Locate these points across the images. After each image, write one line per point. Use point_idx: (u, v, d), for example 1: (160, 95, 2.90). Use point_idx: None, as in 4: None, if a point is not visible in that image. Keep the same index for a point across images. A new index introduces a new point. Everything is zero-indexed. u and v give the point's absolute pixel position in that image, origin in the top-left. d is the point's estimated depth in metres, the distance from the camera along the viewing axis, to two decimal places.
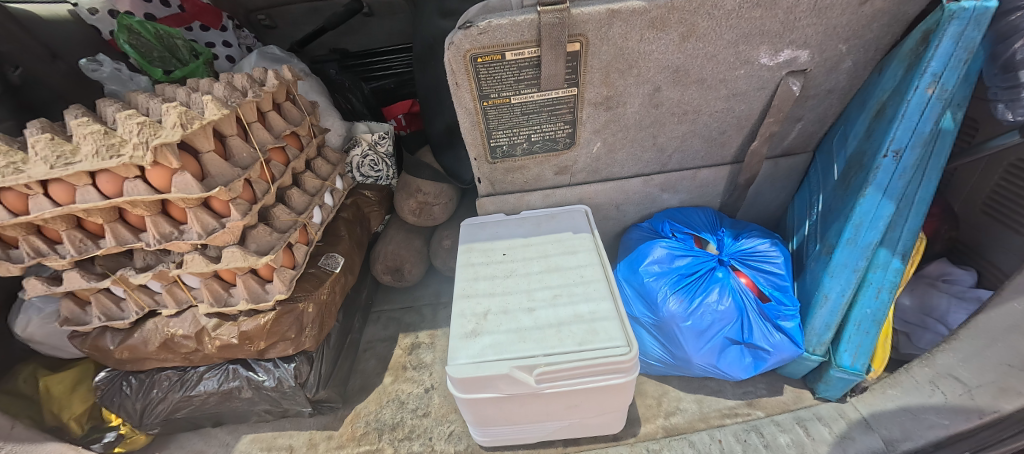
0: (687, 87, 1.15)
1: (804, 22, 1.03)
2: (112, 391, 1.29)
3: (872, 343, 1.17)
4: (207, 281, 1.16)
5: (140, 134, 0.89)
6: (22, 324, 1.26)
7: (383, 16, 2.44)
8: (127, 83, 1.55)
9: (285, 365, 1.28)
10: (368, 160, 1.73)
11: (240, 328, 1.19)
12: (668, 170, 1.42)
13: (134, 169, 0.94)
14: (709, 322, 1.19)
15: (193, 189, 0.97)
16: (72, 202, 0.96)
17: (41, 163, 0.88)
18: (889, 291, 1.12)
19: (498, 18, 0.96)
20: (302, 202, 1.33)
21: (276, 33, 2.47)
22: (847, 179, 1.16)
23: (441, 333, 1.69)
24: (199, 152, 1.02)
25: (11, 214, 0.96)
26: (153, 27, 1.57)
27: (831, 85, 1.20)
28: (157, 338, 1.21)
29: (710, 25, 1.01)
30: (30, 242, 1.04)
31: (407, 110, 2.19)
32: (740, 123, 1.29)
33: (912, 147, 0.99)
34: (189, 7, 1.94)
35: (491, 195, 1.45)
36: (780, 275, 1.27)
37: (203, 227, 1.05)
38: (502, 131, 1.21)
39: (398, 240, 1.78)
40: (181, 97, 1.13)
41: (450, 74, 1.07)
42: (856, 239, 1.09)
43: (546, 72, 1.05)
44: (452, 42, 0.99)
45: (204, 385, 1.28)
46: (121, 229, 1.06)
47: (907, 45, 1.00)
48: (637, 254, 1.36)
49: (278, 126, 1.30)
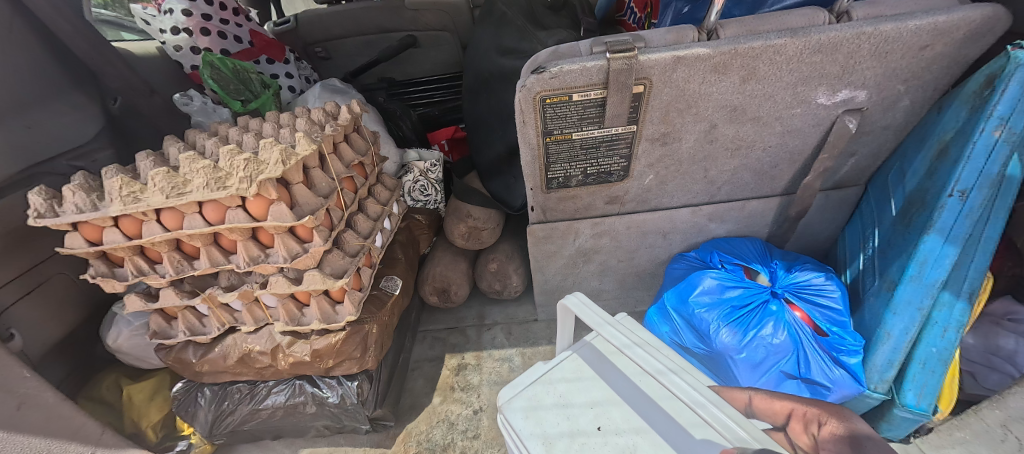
0: (743, 124, 1.19)
1: (864, 65, 1.05)
2: (188, 401, 1.37)
3: (939, 382, 1.14)
4: (284, 302, 1.24)
5: (246, 170, 1.00)
6: (113, 336, 1.34)
7: (429, 48, 2.61)
8: (211, 114, 1.70)
9: (348, 383, 1.34)
10: (419, 185, 1.85)
11: (312, 346, 1.26)
12: (716, 201, 1.45)
13: (237, 200, 1.04)
14: (764, 355, 1.21)
15: (286, 218, 1.06)
16: (179, 227, 1.06)
17: (158, 193, 1.00)
18: (956, 330, 1.11)
19: (569, 64, 1.02)
20: (367, 226, 1.40)
21: (329, 64, 2.67)
22: (907, 217, 1.16)
23: (487, 355, 1.73)
24: (290, 184, 1.12)
25: (125, 237, 1.07)
26: (232, 63, 1.79)
27: (887, 122, 1.21)
28: (235, 353, 1.29)
29: (771, 69, 1.04)
30: (135, 261, 1.15)
31: (450, 136, 2.35)
32: (792, 157, 1.31)
33: (980, 187, 0.99)
34: (257, 42, 2.16)
35: (541, 222, 1.50)
36: (838, 310, 1.27)
37: (288, 251, 1.14)
38: (560, 164, 1.27)
39: (446, 263, 1.84)
40: (269, 131, 1.25)
41: (518, 113, 1.13)
42: (920, 276, 1.09)
43: (610, 112, 1.11)
44: (524, 85, 1.06)
45: (272, 399, 1.35)
46: (214, 251, 1.15)
47: (970, 88, 1.02)
48: (686, 283, 1.38)
49: (349, 157, 1.40)
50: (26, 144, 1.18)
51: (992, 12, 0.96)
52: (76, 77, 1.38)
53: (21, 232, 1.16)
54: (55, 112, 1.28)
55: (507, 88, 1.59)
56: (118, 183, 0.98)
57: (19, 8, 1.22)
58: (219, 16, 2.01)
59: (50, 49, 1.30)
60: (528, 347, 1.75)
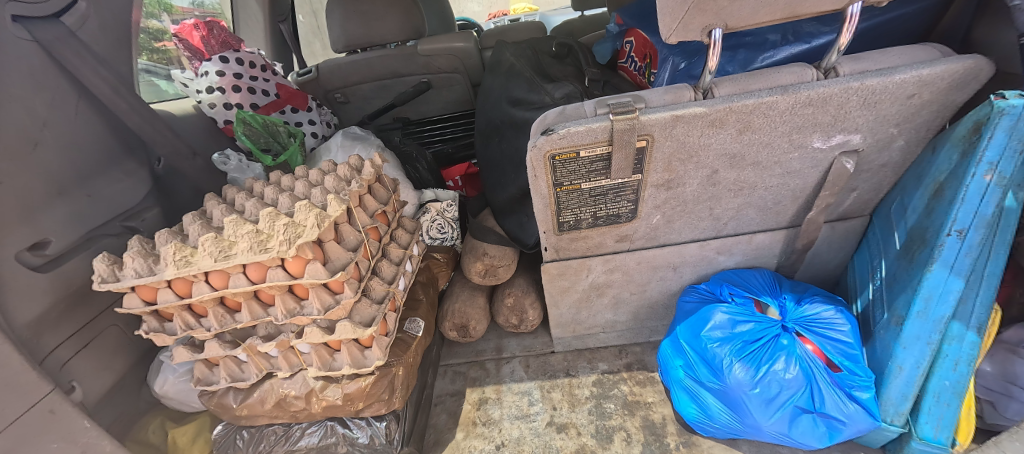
0: (743, 169, 1.26)
1: (856, 114, 1.11)
2: (228, 444, 1.45)
3: (954, 415, 1.18)
4: (317, 348, 1.33)
5: (286, 233, 1.11)
6: (160, 382, 1.44)
7: (441, 88, 2.76)
8: (246, 170, 1.88)
9: (377, 423, 1.41)
10: (437, 224, 1.99)
11: (343, 390, 1.35)
12: (723, 235, 1.50)
13: (277, 260, 1.15)
14: (778, 390, 1.25)
15: (321, 274, 1.16)
16: (225, 286, 1.17)
17: (206, 257, 1.10)
18: (967, 363, 1.14)
19: (575, 126, 1.11)
20: (391, 271, 1.49)
21: (347, 106, 2.84)
22: (910, 252, 1.20)
23: (507, 388, 1.78)
24: (322, 241, 1.23)
25: (177, 296, 1.18)
26: (262, 118, 1.96)
27: (884, 160, 1.27)
28: (273, 397, 1.38)
29: (765, 122, 1.12)
30: (183, 317, 1.25)
31: (464, 172, 2.46)
32: (794, 195, 1.37)
33: (976, 227, 1.03)
34: (282, 93, 2.32)
35: (555, 260, 1.56)
36: (849, 343, 1.29)
37: (322, 304, 1.23)
38: (571, 210, 1.35)
39: (463, 299, 1.91)
40: (300, 190, 1.36)
41: (530, 168, 1.22)
42: (927, 312, 1.13)
43: (616, 165, 1.19)
44: (534, 145, 1.15)
45: (306, 440, 1.43)
46: (255, 305, 1.25)
47: (960, 131, 1.08)
48: (698, 318, 1.42)
49: (372, 207, 1.50)
50: (87, 212, 1.31)
51: (974, 63, 1.01)
52: (129, 146, 1.52)
53: (82, 291, 1.28)
54: (111, 181, 1.42)
55: (518, 135, 1.69)
56: (172, 249, 1.08)
57: (84, 92, 1.38)
58: (248, 74, 2.17)
59: (107, 125, 1.45)
60: (547, 379, 1.79)
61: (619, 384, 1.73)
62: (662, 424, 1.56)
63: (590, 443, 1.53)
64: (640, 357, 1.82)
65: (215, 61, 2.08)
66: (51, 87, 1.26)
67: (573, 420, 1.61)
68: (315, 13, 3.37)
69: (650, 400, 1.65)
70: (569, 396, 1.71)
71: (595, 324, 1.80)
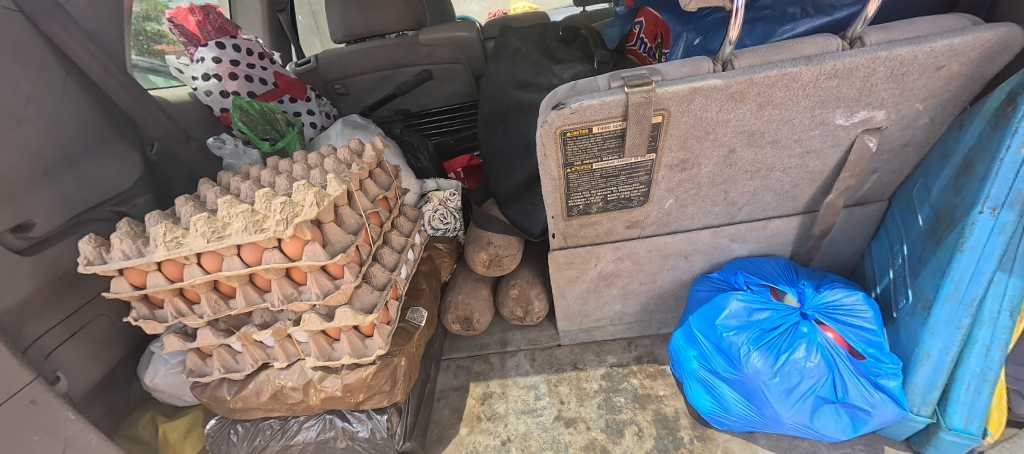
0: (762, 147, 1.20)
1: (880, 87, 1.07)
2: (220, 439, 1.38)
3: (985, 404, 1.13)
4: (315, 337, 1.27)
5: (283, 212, 1.05)
6: (151, 374, 1.37)
7: (442, 80, 2.72)
8: (242, 156, 1.80)
9: (378, 417, 1.35)
10: (439, 213, 1.93)
11: (343, 381, 1.29)
12: (737, 221, 1.45)
13: (274, 241, 1.09)
14: (798, 379, 1.19)
15: (320, 256, 1.11)
16: (218, 269, 1.11)
17: (199, 237, 1.04)
18: (1000, 349, 1.08)
19: (588, 99, 1.06)
20: (392, 258, 1.43)
21: (348, 99, 2.80)
22: (936, 233, 1.15)
23: (512, 382, 1.72)
24: (321, 223, 1.18)
25: (168, 280, 1.12)
26: (260, 105, 1.91)
27: (907, 139, 1.22)
28: (269, 389, 1.32)
29: (787, 95, 1.07)
30: (174, 303, 1.19)
31: (466, 164, 2.41)
32: (813, 177, 1.31)
33: (1012, 203, 0.97)
34: (281, 82, 2.27)
35: (562, 248, 1.51)
36: (872, 330, 1.24)
37: (321, 288, 1.17)
38: (582, 192, 1.29)
39: (467, 290, 1.85)
40: (297, 171, 1.31)
41: (540, 147, 1.17)
42: (957, 295, 1.07)
43: (629, 143, 1.14)
44: (545, 120, 1.10)
45: (303, 434, 1.36)
46: (250, 290, 1.19)
47: (990, 104, 1.03)
48: (711, 307, 1.35)
49: (373, 191, 1.45)
50: (74, 195, 1.25)
51: (1008, 31, 0.96)
52: (120, 129, 1.46)
53: (69, 277, 1.21)
54: (100, 162, 1.36)
55: (524, 119, 1.64)
56: (163, 229, 1.02)
57: (72, 70, 1.32)
58: (246, 61, 2.12)
59: (97, 104, 1.39)
60: (553, 373, 1.73)
61: (629, 378, 1.67)
62: (675, 418, 1.50)
63: (601, 438, 1.47)
64: (650, 350, 1.76)
65: (211, 47, 2.03)
66: (36, 62, 1.21)
67: (581, 414, 1.55)
68: (314, 14, 3.30)
69: (661, 393, 1.59)
70: (577, 389, 1.65)
71: (603, 316, 1.75)
